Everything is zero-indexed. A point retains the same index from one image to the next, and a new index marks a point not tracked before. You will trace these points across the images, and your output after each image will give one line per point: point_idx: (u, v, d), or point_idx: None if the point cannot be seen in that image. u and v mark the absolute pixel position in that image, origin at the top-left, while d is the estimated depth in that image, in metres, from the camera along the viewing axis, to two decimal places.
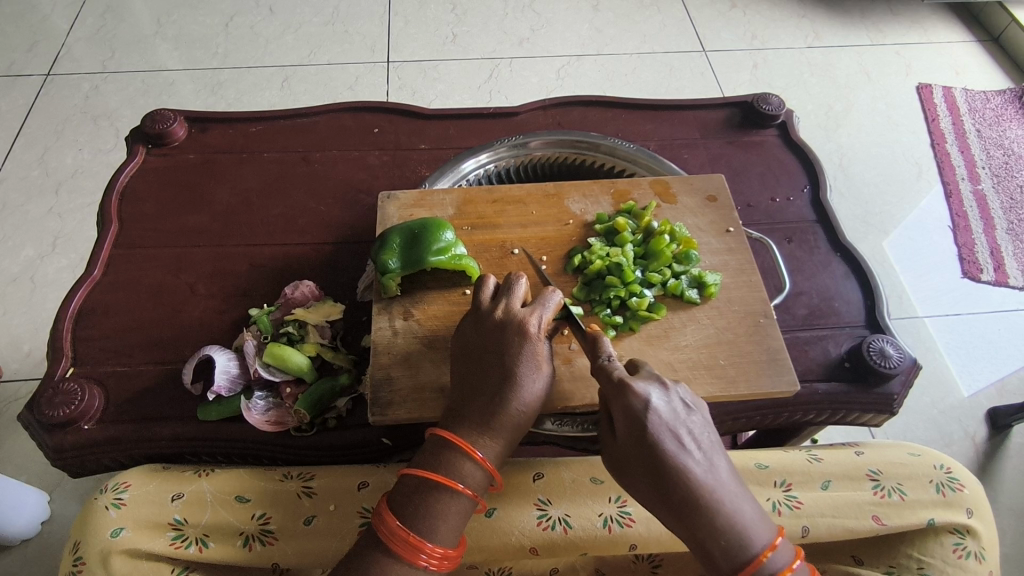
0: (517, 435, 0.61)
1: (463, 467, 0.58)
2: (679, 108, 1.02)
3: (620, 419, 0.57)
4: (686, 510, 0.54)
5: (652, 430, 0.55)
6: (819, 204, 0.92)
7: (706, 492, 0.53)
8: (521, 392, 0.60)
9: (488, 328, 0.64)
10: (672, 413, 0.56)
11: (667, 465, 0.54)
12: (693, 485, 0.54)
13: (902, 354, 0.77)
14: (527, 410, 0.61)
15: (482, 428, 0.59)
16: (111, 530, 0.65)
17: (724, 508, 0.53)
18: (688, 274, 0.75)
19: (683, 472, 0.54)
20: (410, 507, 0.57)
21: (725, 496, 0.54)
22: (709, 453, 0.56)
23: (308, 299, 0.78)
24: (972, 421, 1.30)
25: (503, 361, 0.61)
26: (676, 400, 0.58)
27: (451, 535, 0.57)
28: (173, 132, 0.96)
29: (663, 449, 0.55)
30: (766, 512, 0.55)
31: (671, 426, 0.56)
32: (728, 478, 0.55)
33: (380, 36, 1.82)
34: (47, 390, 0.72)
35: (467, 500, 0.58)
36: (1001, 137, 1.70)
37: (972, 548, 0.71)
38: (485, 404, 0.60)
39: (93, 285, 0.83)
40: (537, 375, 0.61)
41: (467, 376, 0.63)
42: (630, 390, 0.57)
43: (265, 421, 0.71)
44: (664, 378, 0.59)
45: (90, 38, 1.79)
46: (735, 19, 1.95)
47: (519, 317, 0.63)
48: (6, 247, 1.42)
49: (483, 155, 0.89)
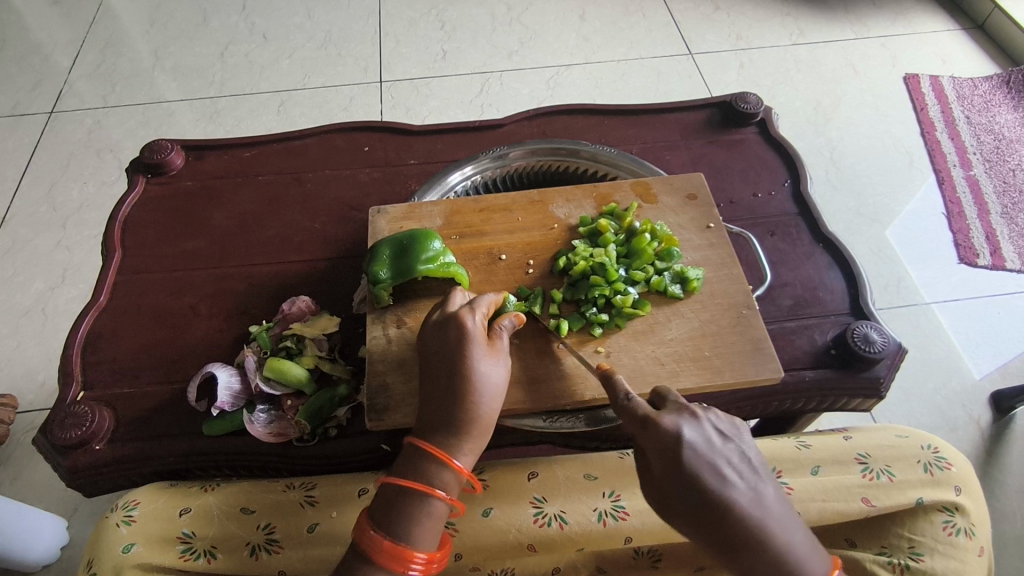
0: (485, 431, 0.63)
1: (436, 473, 0.60)
2: (659, 112, 1.05)
3: (656, 455, 0.58)
4: (741, 544, 0.55)
5: (693, 468, 0.56)
6: (800, 197, 0.94)
7: (755, 521, 0.56)
8: (476, 383, 0.62)
9: (430, 334, 0.66)
10: (708, 446, 0.58)
11: (712, 498, 0.56)
12: (742, 516, 0.55)
13: (886, 339, 0.78)
14: (489, 399, 0.63)
15: (449, 431, 0.61)
16: (123, 546, 0.68)
17: (775, 536, 0.56)
18: (670, 271, 0.76)
19: (732, 505, 0.56)
20: (388, 520, 0.59)
21: (774, 522, 0.56)
22: (750, 481, 0.58)
23: (304, 314, 0.81)
24: (976, 405, 1.31)
25: (450, 359, 0.64)
26: (709, 431, 0.59)
27: (432, 538, 0.60)
28: (170, 161, 0.99)
29: (706, 483, 0.56)
30: (812, 537, 0.59)
31: (709, 459, 0.57)
32: (773, 503, 0.57)
33: (372, 57, 1.87)
34: (58, 414, 0.75)
35: (443, 503, 0.60)
36: (990, 122, 1.71)
37: (962, 524, 0.72)
38: (444, 411, 0.62)
39: (99, 311, 0.86)
40: (488, 364, 0.64)
41: (424, 385, 0.64)
42: (661, 427, 0.58)
43: (268, 432, 0.74)
44: (692, 408, 0.61)
45: (90, 75, 1.85)
46: (720, 21, 1.98)
47: (456, 317, 0.66)
48: (17, 281, 1.46)
49: (468, 167, 0.92)
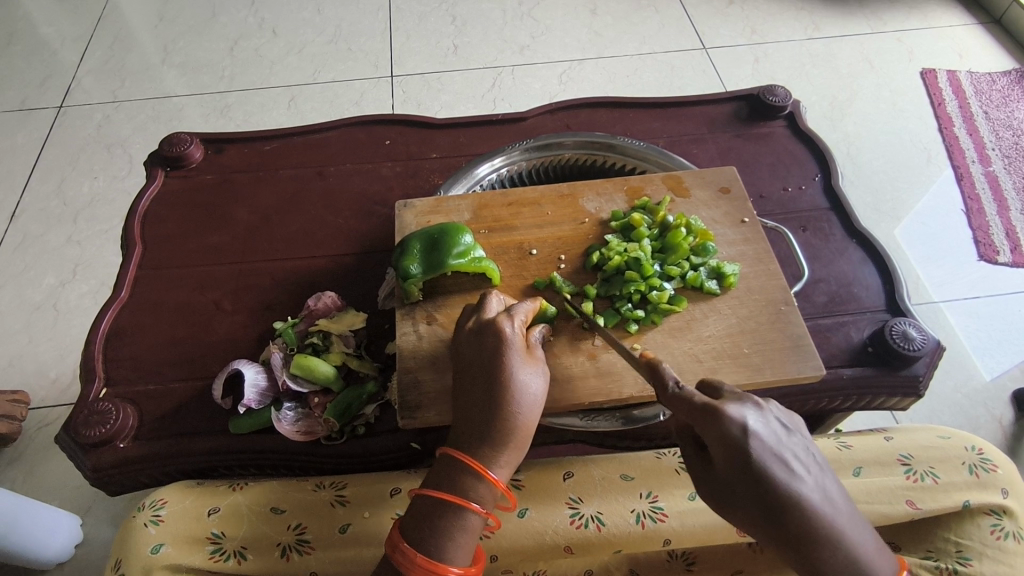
0: (523, 443, 0.61)
1: (471, 486, 0.59)
2: (685, 105, 1.03)
3: (719, 449, 0.53)
4: (807, 544, 0.51)
5: (760, 461, 0.51)
6: (831, 192, 0.93)
7: (824, 519, 0.51)
8: (514, 394, 0.60)
9: (467, 343, 0.65)
10: (774, 437, 0.53)
11: (783, 496, 0.51)
12: (811, 514, 0.51)
13: (925, 336, 0.77)
14: (526, 408, 0.61)
15: (484, 442, 0.59)
16: (152, 546, 0.67)
17: (843, 533, 0.52)
18: (706, 266, 0.75)
19: (800, 502, 0.51)
20: (422, 533, 0.58)
21: (842, 520, 0.52)
22: (817, 475, 0.53)
23: (330, 310, 0.80)
24: (998, 403, 1.29)
25: (487, 367, 0.62)
26: (773, 421, 0.54)
27: (467, 553, 0.58)
28: (189, 154, 0.97)
29: (775, 478, 0.51)
30: (874, 532, 0.55)
31: (775, 451, 0.52)
32: (841, 499, 0.53)
33: (382, 52, 1.85)
34: (82, 411, 0.74)
35: (478, 516, 0.59)
36: (1009, 117, 1.68)
37: (1011, 528, 0.70)
38: (481, 422, 0.60)
39: (120, 307, 0.85)
40: (526, 375, 0.62)
41: (460, 395, 0.63)
42: (728, 418, 0.52)
43: (296, 430, 0.72)
44: (753, 398, 0.55)
45: (99, 70, 1.83)
46: (733, 15, 1.96)
47: (494, 324, 0.64)
48: (28, 277, 1.45)
49: (497, 159, 0.90)
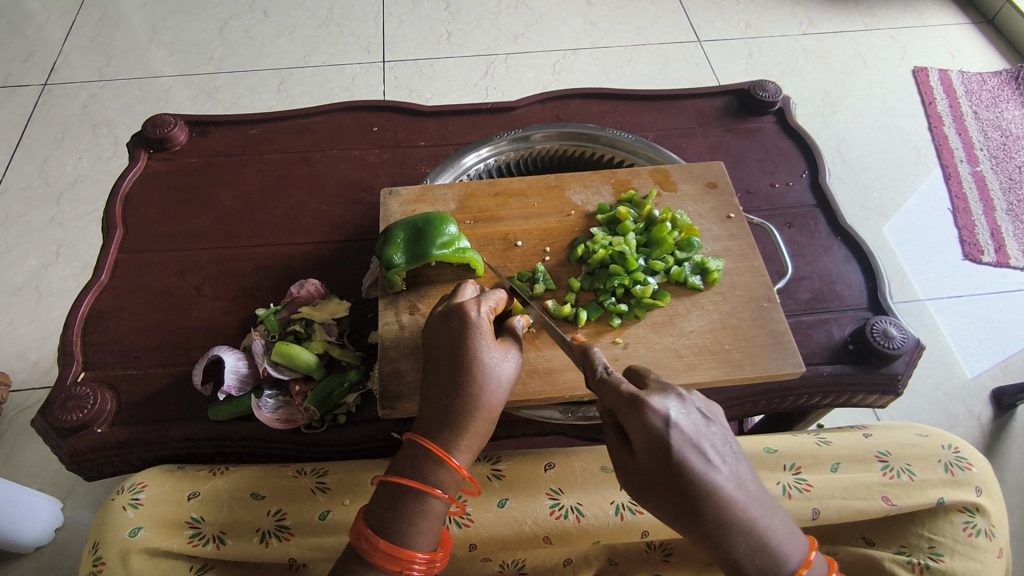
0: (485, 430, 0.61)
1: (433, 472, 0.58)
2: (676, 98, 1.02)
3: (637, 437, 0.53)
4: (718, 534, 0.52)
5: (676, 451, 0.52)
6: (818, 188, 0.93)
7: (736, 508, 0.52)
8: (476, 380, 0.60)
9: (435, 326, 0.64)
10: (693, 427, 0.53)
11: (698, 487, 0.51)
12: (724, 504, 0.52)
13: (905, 335, 0.77)
14: (489, 396, 0.60)
15: (445, 427, 0.59)
16: (129, 529, 0.66)
17: (758, 522, 0.52)
18: (691, 261, 0.75)
19: (715, 493, 0.51)
20: (384, 519, 0.58)
21: (756, 509, 0.53)
22: (733, 465, 0.53)
23: (314, 298, 0.79)
24: (976, 402, 1.30)
25: (452, 351, 0.61)
26: (692, 412, 0.54)
27: (430, 538, 0.58)
28: (174, 137, 0.96)
29: (691, 469, 0.52)
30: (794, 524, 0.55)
31: (694, 441, 0.53)
32: (754, 488, 0.54)
33: (375, 37, 1.82)
34: (59, 395, 0.73)
35: (441, 501, 0.59)
36: (998, 118, 1.69)
37: (982, 526, 0.72)
38: (442, 406, 0.60)
39: (100, 290, 0.83)
40: (491, 363, 0.61)
41: (426, 377, 0.63)
42: (649, 410, 0.53)
43: (276, 418, 0.72)
44: (676, 388, 0.56)
45: (85, 48, 1.80)
46: (729, 9, 1.95)
47: (461, 308, 0.64)
48: (10, 257, 1.43)
49: (484, 149, 0.89)
